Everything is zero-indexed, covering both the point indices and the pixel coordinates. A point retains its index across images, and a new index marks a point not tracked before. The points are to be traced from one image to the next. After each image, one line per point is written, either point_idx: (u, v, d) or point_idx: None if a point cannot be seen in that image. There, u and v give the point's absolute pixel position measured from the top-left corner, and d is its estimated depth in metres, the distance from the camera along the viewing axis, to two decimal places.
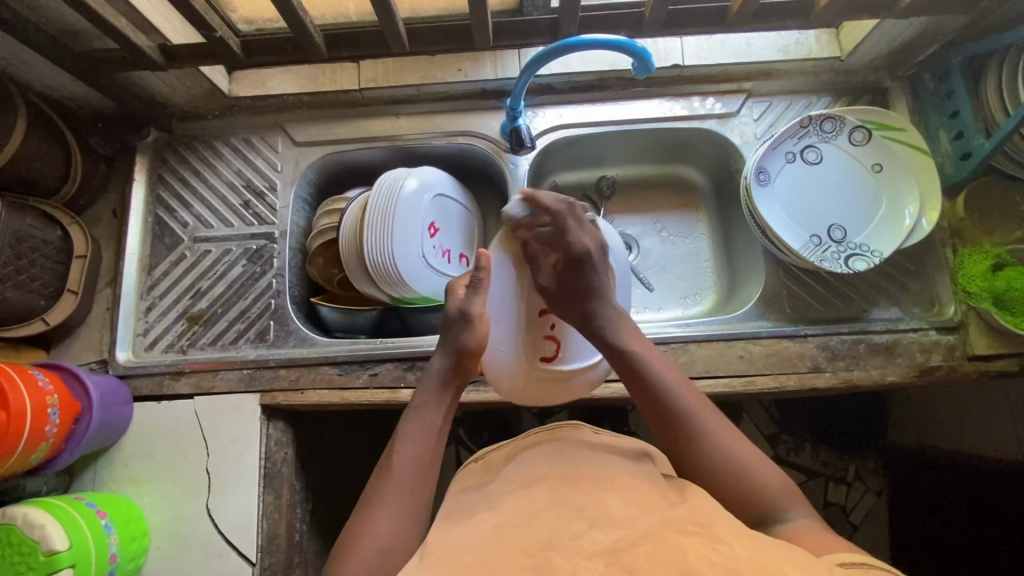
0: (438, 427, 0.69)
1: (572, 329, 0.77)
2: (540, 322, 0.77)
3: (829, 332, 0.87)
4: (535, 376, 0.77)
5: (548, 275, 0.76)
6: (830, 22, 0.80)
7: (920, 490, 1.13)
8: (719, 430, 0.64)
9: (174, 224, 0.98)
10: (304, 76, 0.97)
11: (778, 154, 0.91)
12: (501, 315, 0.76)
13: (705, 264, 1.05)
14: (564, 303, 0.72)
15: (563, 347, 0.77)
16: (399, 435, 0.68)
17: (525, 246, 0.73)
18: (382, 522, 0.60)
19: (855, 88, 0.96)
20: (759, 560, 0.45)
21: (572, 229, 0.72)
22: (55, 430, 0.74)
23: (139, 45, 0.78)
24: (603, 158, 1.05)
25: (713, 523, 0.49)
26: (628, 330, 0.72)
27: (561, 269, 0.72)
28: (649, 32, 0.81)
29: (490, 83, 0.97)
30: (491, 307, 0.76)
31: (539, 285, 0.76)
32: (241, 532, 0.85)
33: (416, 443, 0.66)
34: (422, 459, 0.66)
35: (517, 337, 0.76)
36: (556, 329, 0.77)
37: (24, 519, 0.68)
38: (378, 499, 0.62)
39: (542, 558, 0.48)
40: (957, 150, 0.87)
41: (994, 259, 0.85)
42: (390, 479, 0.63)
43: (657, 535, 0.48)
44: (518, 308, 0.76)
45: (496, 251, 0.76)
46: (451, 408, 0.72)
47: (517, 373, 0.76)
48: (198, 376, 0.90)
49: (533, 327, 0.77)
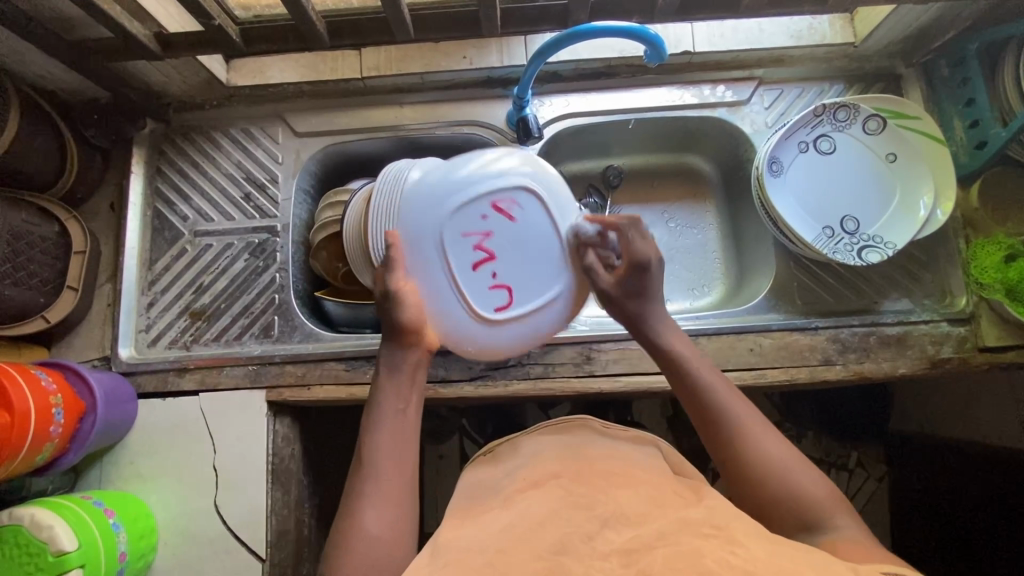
0: (405, 412, 0.67)
1: (518, 275, 0.69)
2: (477, 274, 0.69)
3: (840, 324, 0.86)
4: (497, 341, 0.72)
5: (473, 225, 0.68)
6: (848, 8, 0.78)
7: (921, 476, 1.14)
8: (771, 438, 0.61)
9: (174, 217, 0.96)
10: (305, 65, 0.94)
11: (790, 143, 0.89)
12: (433, 283, 0.69)
13: (713, 255, 1.04)
14: (625, 304, 0.73)
15: (513, 293, 0.70)
16: (366, 429, 0.65)
17: (457, 201, 0.69)
18: (369, 515, 0.58)
19: (868, 75, 0.94)
20: (778, 561, 0.44)
21: (635, 239, 0.72)
22: (59, 430, 0.72)
23: (134, 34, 0.74)
24: (610, 147, 1.03)
25: (730, 526, 0.48)
26: (674, 331, 0.72)
27: (622, 275, 0.73)
28: (661, 19, 0.78)
29: (496, 71, 0.94)
30: (423, 287, 0.70)
31: (463, 237, 0.69)
32: (249, 528, 0.84)
33: (384, 435, 0.64)
34: (396, 442, 0.64)
35: (460, 299, 0.70)
36: (500, 277, 0.70)
37: (31, 520, 0.67)
38: (362, 495, 0.60)
39: (556, 560, 0.47)
40: (972, 138, 0.85)
41: (1007, 250, 0.83)
42: (366, 476, 0.61)
43: (671, 535, 0.48)
44: (447, 266, 0.69)
45: (404, 216, 0.69)
46: (413, 387, 0.69)
47: (473, 334, 0.72)
48: (202, 373, 0.89)
49: (473, 281, 0.69)
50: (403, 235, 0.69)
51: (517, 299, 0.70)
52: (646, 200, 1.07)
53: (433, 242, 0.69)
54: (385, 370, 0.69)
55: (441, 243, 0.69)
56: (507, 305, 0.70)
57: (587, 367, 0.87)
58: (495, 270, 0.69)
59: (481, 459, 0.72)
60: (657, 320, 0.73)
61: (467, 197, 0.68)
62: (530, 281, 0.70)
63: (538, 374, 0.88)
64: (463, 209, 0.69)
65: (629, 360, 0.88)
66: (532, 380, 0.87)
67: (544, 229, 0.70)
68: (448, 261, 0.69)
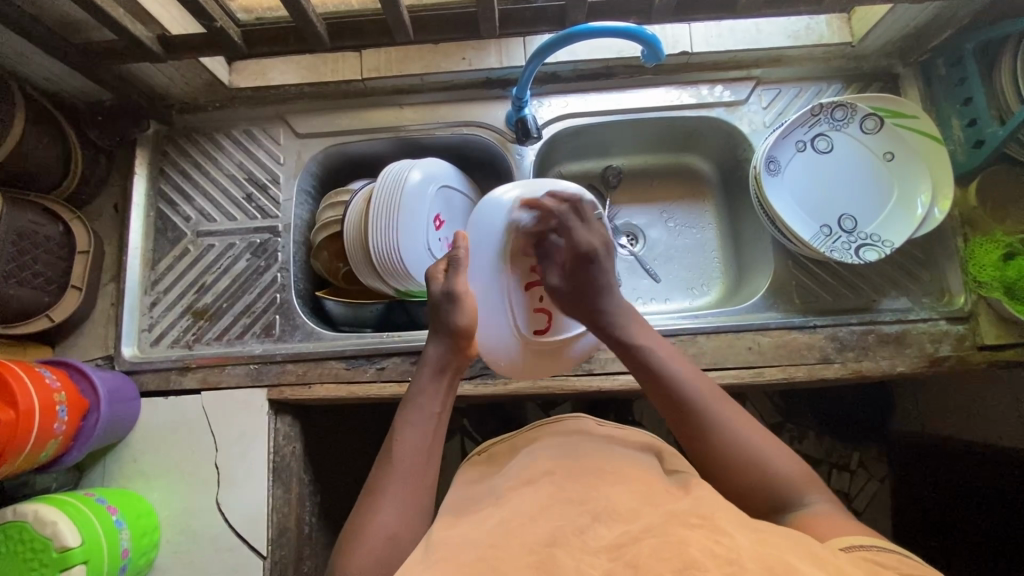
0: (436, 413, 0.68)
1: (560, 305, 0.81)
2: (529, 295, 0.79)
3: (838, 323, 0.87)
4: (527, 353, 0.80)
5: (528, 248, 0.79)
6: (844, 7, 0.78)
7: (923, 477, 1.14)
8: (740, 420, 0.63)
9: (177, 218, 0.97)
10: (305, 66, 0.95)
11: (788, 143, 0.89)
12: (489, 297, 0.77)
13: (713, 254, 1.05)
14: (573, 301, 0.76)
15: (551, 320, 0.81)
16: (400, 422, 0.67)
17: (522, 223, 0.78)
18: (387, 512, 0.59)
19: (866, 75, 0.95)
20: (762, 550, 0.45)
21: (575, 226, 0.78)
22: (63, 427, 0.73)
23: (138, 36, 0.75)
24: (609, 147, 1.04)
25: (718, 517, 0.49)
26: (636, 325, 0.74)
27: (569, 267, 0.77)
28: (658, 20, 0.79)
29: (495, 72, 0.95)
30: (479, 292, 0.76)
31: (523, 259, 0.79)
32: (250, 526, 0.85)
33: (417, 434, 0.66)
34: (425, 442, 0.65)
35: (507, 312, 0.77)
36: (545, 301, 0.80)
37: (35, 517, 0.68)
38: (382, 491, 0.61)
39: (546, 555, 0.47)
40: (969, 138, 0.86)
41: (1005, 248, 0.83)
42: (391, 474, 0.62)
43: (659, 529, 0.48)
44: (507, 282, 0.77)
45: (479, 229, 0.77)
46: (447, 392, 0.71)
47: (506, 346, 0.78)
48: (204, 371, 0.90)
49: (523, 301, 0.79)
50: (475, 240, 0.77)
51: (557, 323, 0.81)
52: (645, 200, 1.08)
53: (501, 257, 0.77)
54: (429, 373, 0.71)
55: (504, 257, 0.77)
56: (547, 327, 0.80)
57: (586, 365, 0.88)
58: (541, 295, 0.80)
59: (476, 459, 0.73)
60: (615, 312, 0.75)
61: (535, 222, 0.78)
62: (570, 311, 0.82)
63: None
64: (528, 232, 0.79)
65: None
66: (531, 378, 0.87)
67: None
68: (509, 275, 0.77)
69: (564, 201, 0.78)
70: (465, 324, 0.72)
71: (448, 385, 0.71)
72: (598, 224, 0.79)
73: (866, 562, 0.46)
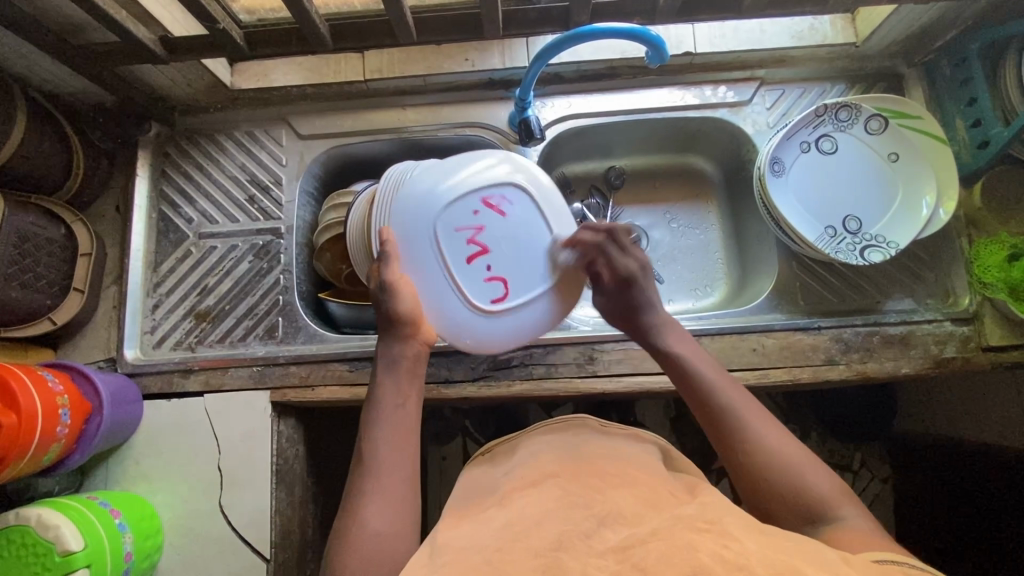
0: (401, 405, 0.66)
1: (512, 267, 0.72)
2: (473, 267, 0.72)
3: (842, 325, 0.86)
4: (495, 329, 0.74)
5: (464, 219, 0.71)
6: (848, 8, 0.78)
7: (926, 478, 1.14)
8: (784, 445, 0.60)
9: (179, 220, 0.97)
10: (309, 67, 0.95)
11: (792, 144, 0.89)
12: (432, 280, 0.72)
13: (716, 254, 1.04)
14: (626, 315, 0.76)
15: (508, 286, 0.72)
16: (364, 426, 0.65)
17: (449, 195, 0.71)
18: (371, 508, 0.58)
19: (870, 76, 0.94)
20: (771, 556, 0.44)
21: (614, 255, 0.75)
22: (65, 430, 0.73)
23: (140, 39, 0.75)
24: (612, 148, 1.04)
25: (725, 521, 0.49)
26: (672, 334, 0.74)
27: (611, 284, 0.76)
28: (662, 20, 0.78)
29: (497, 73, 0.95)
30: (417, 277, 0.72)
31: (456, 232, 0.71)
32: (252, 529, 0.84)
33: (383, 428, 0.64)
34: (393, 435, 0.64)
35: (454, 292, 0.72)
36: (495, 269, 0.72)
37: (38, 521, 0.68)
38: (362, 489, 0.60)
39: (553, 558, 0.47)
40: (974, 139, 0.86)
41: (1010, 249, 0.83)
42: (366, 477, 0.61)
43: (668, 532, 0.48)
44: (444, 263, 0.72)
45: (404, 214, 0.71)
46: (411, 380, 0.69)
47: (471, 326, 0.74)
48: (207, 374, 0.89)
49: (471, 276, 0.72)
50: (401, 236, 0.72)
51: (513, 290, 0.72)
52: (648, 200, 1.07)
53: (428, 237, 0.71)
54: (384, 368, 0.70)
55: (433, 236, 0.71)
56: (504, 296, 0.73)
57: (589, 368, 0.87)
58: (490, 263, 0.72)
59: (480, 459, 0.73)
60: (658, 329, 0.74)
61: (458, 193, 0.71)
62: (524, 276, 0.72)
63: (541, 374, 0.87)
64: (455, 205, 0.71)
65: (632, 361, 0.87)
66: (534, 380, 0.87)
67: (533, 227, 0.72)
68: (442, 254, 0.71)
69: (601, 232, 0.75)
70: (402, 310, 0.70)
71: (411, 375, 0.69)
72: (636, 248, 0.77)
73: (875, 567, 0.46)
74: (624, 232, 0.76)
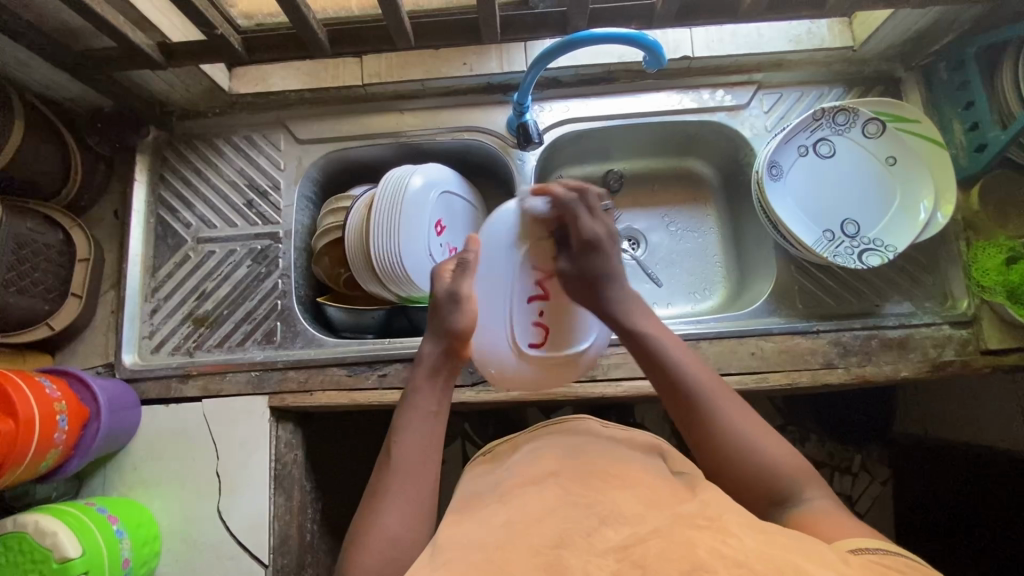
0: (433, 412, 0.68)
1: (559, 322, 0.78)
2: (528, 307, 0.77)
3: (842, 327, 0.86)
4: (523, 366, 0.78)
5: (538, 263, 0.77)
6: (845, 12, 0.78)
7: (926, 481, 1.14)
8: (750, 424, 0.63)
9: (177, 224, 0.97)
10: (306, 72, 0.95)
11: (790, 147, 0.89)
12: (491, 304, 0.76)
13: (714, 258, 1.04)
14: (584, 289, 0.74)
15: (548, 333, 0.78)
16: (396, 427, 0.66)
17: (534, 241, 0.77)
18: (390, 513, 0.59)
19: (867, 79, 0.94)
20: (769, 552, 0.44)
21: (581, 219, 0.75)
22: (63, 437, 0.73)
23: (138, 43, 0.75)
24: (609, 151, 1.04)
25: (724, 518, 0.48)
26: (639, 309, 0.74)
27: (577, 254, 0.75)
28: (660, 25, 0.78)
29: (495, 77, 0.95)
30: (480, 289, 0.75)
31: (529, 271, 0.77)
32: (251, 534, 0.84)
33: (414, 436, 0.65)
34: (423, 440, 0.65)
35: (507, 321, 0.76)
36: (543, 315, 0.78)
37: (35, 527, 0.67)
38: (384, 493, 0.61)
39: (555, 556, 0.47)
40: (972, 142, 0.85)
41: (1008, 253, 0.83)
42: (391, 477, 0.62)
43: (667, 530, 0.47)
44: (510, 295, 0.76)
45: (493, 231, 0.75)
46: (445, 391, 0.70)
47: (504, 356, 0.77)
48: (205, 379, 0.89)
49: (524, 313, 0.77)
50: (487, 249, 0.75)
51: (551, 339, 0.78)
52: (647, 204, 1.07)
53: (509, 265, 0.75)
54: (424, 376, 0.70)
55: (512, 267, 0.76)
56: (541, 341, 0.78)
57: (588, 372, 0.87)
58: (542, 308, 0.78)
59: (482, 458, 0.73)
60: (618, 293, 0.74)
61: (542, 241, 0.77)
62: (567, 329, 0.78)
63: None
64: (537, 251, 0.77)
65: (631, 365, 0.87)
66: None
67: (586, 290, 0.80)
68: (511, 287, 0.76)
69: (572, 190, 0.75)
70: (460, 326, 0.71)
71: (446, 383, 0.70)
72: (604, 216, 0.77)
73: (874, 564, 0.46)
74: (597, 195, 0.76)
